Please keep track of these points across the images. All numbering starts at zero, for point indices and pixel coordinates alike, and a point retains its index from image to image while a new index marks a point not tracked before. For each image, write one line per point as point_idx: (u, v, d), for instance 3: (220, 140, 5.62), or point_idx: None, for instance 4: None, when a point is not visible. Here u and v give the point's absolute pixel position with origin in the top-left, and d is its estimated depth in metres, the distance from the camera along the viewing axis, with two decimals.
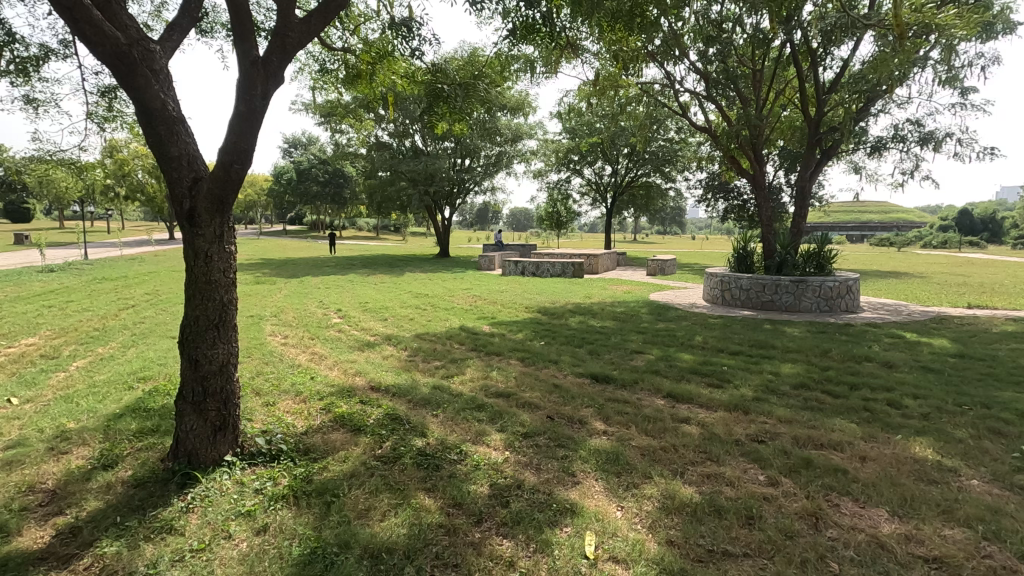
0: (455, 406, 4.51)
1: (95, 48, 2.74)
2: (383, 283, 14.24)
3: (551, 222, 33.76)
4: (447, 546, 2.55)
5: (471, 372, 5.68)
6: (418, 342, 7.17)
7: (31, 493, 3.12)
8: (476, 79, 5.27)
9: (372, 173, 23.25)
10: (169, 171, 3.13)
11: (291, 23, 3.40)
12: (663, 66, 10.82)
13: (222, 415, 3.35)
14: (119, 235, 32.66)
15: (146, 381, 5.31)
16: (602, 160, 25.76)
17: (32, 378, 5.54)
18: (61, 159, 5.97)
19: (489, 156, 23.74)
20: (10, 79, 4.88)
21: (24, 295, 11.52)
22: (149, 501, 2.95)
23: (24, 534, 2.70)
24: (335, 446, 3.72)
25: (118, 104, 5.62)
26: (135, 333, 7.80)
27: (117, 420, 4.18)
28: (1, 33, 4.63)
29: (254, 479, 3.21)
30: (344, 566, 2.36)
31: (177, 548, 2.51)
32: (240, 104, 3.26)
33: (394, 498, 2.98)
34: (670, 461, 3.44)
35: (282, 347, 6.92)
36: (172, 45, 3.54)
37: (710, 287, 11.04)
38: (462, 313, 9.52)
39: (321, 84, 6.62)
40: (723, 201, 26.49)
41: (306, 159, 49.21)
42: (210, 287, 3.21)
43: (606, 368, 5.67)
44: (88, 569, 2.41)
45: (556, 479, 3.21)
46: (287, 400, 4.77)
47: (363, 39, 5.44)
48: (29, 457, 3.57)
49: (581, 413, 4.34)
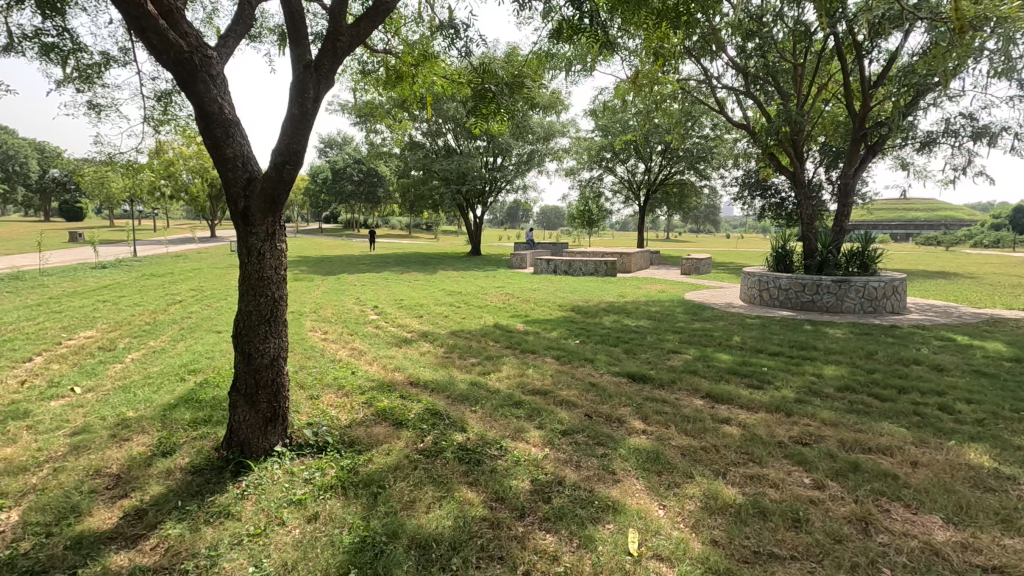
0: (493, 403, 4.57)
1: (161, 55, 2.88)
2: (417, 280, 14.45)
3: (583, 221, 33.62)
4: (492, 538, 2.60)
5: (507, 369, 5.74)
6: (454, 338, 7.28)
7: (98, 476, 3.30)
8: (519, 79, 5.30)
9: (405, 172, 23.60)
10: (224, 173, 3.27)
11: (341, 27, 3.49)
12: (701, 62, 10.67)
13: (273, 407, 3.48)
14: (165, 236, 34.03)
15: (197, 374, 5.54)
16: (635, 158, 25.53)
17: (92, 368, 5.85)
18: (118, 161, 6.27)
19: (521, 154, 23.80)
20: (75, 86, 5.15)
21: (80, 291, 12.12)
22: (207, 487, 3.10)
23: (95, 514, 2.87)
24: (379, 439, 3.83)
25: (173, 108, 5.89)
26: (183, 328, 8.13)
27: (172, 409, 4.38)
28: (67, 42, 4.89)
29: (303, 469, 3.32)
30: (393, 555, 2.43)
31: (235, 533, 2.64)
32: (293, 107, 3.37)
33: (438, 490, 3.05)
34: (711, 461, 3.41)
35: (323, 342, 7.11)
36: (228, 50, 3.68)
37: (748, 287, 10.84)
38: (496, 311, 9.59)
39: (362, 85, 6.76)
40: (759, 199, 25.91)
41: (342, 159, 50.29)
42: (262, 283, 3.34)
43: (643, 368, 5.64)
44: (155, 549, 2.55)
45: (596, 476, 3.23)
46: (330, 393, 4.90)
47: (405, 40, 5.54)
48: (94, 443, 3.78)
49: (619, 412, 4.34)
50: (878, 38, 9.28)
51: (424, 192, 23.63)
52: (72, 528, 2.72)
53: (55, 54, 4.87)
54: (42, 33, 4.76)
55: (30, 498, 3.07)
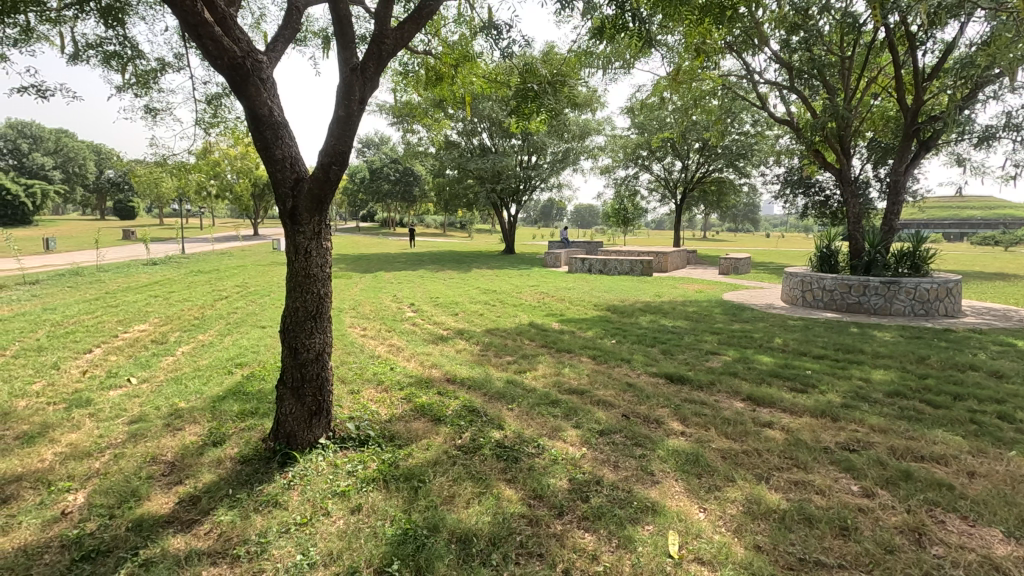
0: (530, 401, 4.59)
1: (216, 61, 3.00)
2: (453, 279, 14.62)
3: (617, 219, 33.39)
4: (531, 535, 2.62)
5: (543, 368, 5.75)
6: (489, 337, 7.34)
7: (155, 463, 3.47)
8: (560, 78, 5.29)
9: (441, 172, 23.91)
10: (274, 173, 3.38)
11: (386, 31, 3.56)
12: (742, 57, 10.38)
13: (318, 401, 3.59)
14: (212, 233, 35.44)
15: (244, 367, 5.75)
16: (672, 155, 25.19)
17: (146, 360, 6.14)
18: (170, 163, 6.54)
19: (556, 153, 23.72)
20: (133, 91, 5.40)
21: (133, 286, 12.72)
22: (256, 476, 3.22)
23: (153, 499, 3.02)
24: (417, 434, 3.90)
25: (223, 110, 6.12)
26: (230, 322, 8.45)
27: (222, 401, 4.56)
28: (126, 49, 5.12)
29: (346, 462, 3.42)
30: (434, 549, 2.47)
31: (283, 521, 2.73)
32: (339, 109, 3.46)
33: (477, 486, 3.09)
34: (752, 465, 3.34)
35: (363, 338, 7.29)
36: (277, 55, 3.81)
37: (790, 287, 10.56)
38: (531, 310, 9.62)
39: (402, 86, 6.87)
40: (802, 197, 25.19)
41: (379, 159, 51.26)
42: (309, 281, 3.44)
43: (681, 369, 5.55)
44: (208, 534, 2.67)
45: (635, 477, 3.21)
46: (369, 388, 5.01)
47: (445, 41, 5.60)
48: (151, 431, 3.98)
49: (657, 413, 4.30)
50: (933, 28, 8.85)
51: (459, 191, 23.82)
52: (132, 512, 2.87)
53: (116, 61, 5.14)
54: (105, 42, 5.02)
55: (94, 481, 3.26)
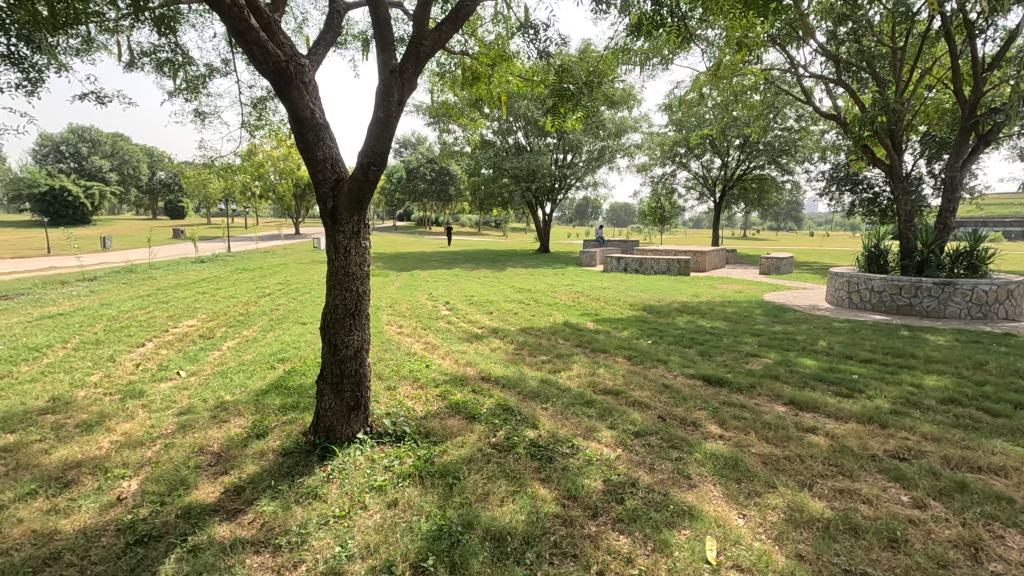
0: (564, 401, 4.57)
1: (261, 66, 3.10)
2: (488, 277, 14.70)
3: (654, 218, 32.94)
4: (566, 535, 2.61)
5: (577, 367, 5.71)
6: (523, 335, 7.35)
7: (202, 454, 3.61)
8: (596, 76, 5.24)
9: (476, 171, 24.09)
10: (315, 173, 3.47)
11: (424, 32, 3.60)
12: (786, 50, 10.06)
13: (356, 397, 3.66)
14: (256, 233, 36.71)
15: (285, 362, 5.92)
16: (711, 152, 24.68)
17: (195, 354, 6.40)
18: (217, 164, 6.79)
19: (591, 151, 23.54)
20: (184, 96, 5.63)
21: (183, 283, 13.28)
22: (297, 468, 3.32)
23: (200, 488, 3.15)
24: (452, 431, 3.94)
25: (268, 113, 6.31)
26: (273, 319, 8.72)
27: (265, 395, 4.71)
28: (178, 56, 5.34)
29: (383, 457, 3.48)
30: (468, 546, 2.49)
31: (323, 513, 2.80)
32: (378, 110, 3.52)
33: (511, 485, 3.10)
34: (795, 471, 3.24)
35: (399, 335, 7.41)
36: (318, 58, 3.90)
37: (835, 288, 10.19)
38: (566, 309, 9.58)
39: (438, 86, 6.93)
40: (848, 194, 24.27)
41: (415, 159, 52.02)
42: (348, 279, 3.52)
43: (720, 371, 5.43)
44: (252, 523, 2.76)
45: (671, 480, 3.15)
46: (405, 385, 5.09)
47: (482, 41, 5.62)
48: (198, 422, 4.14)
49: (695, 415, 4.22)
50: (994, 15, 8.37)
51: (494, 190, 23.92)
52: (181, 499, 3.00)
53: (169, 68, 5.36)
54: (158, 49, 5.25)
55: (146, 469, 3.42)
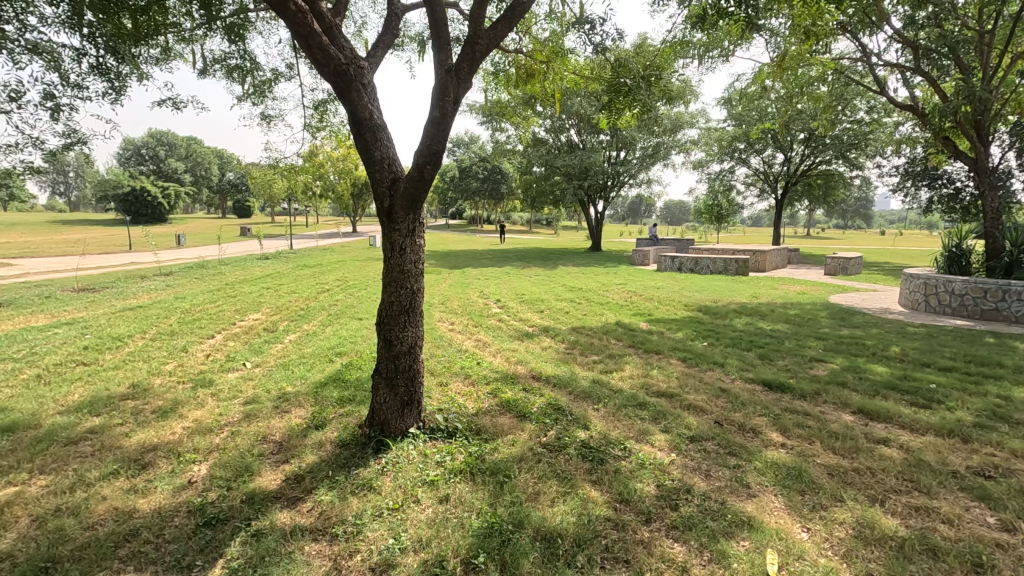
0: (616, 402, 4.50)
1: (323, 69, 3.19)
2: (539, 276, 14.71)
3: (710, 216, 31.99)
4: (617, 540, 2.56)
5: (630, 369, 5.61)
6: (575, 334, 7.28)
7: (266, 442, 3.78)
8: (654, 70, 5.09)
9: (528, 169, 24.14)
10: (373, 173, 3.55)
11: (480, 32, 3.61)
12: (858, 38, 9.48)
13: (409, 391, 3.73)
14: (317, 231, 38.19)
15: (343, 356, 6.12)
16: (772, 147, 23.71)
17: (259, 347, 6.72)
18: (282, 165, 7.08)
19: (645, 148, 23.05)
20: (252, 100, 5.90)
21: (249, 278, 13.97)
22: (353, 460, 3.42)
23: (263, 475, 3.30)
24: (503, 429, 3.95)
25: (329, 115, 6.52)
26: (331, 314, 9.04)
27: (323, 387, 4.88)
28: (247, 62, 5.61)
29: (435, 452, 3.53)
30: (519, 545, 2.48)
31: (377, 505, 2.87)
32: (434, 110, 3.56)
33: (562, 485, 3.07)
34: (865, 486, 3.05)
35: (451, 332, 7.52)
36: (377, 60, 3.99)
37: (910, 290, 9.57)
38: (618, 308, 9.44)
39: (492, 85, 6.96)
40: (926, 190, 22.73)
41: (468, 158, 52.72)
42: (403, 276, 3.58)
43: (781, 376, 5.19)
44: (311, 511, 2.87)
45: (729, 488, 3.04)
46: (457, 381, 5.15)
47: (537, 39, 5.64)
48: (262, 412, 4.35)
49: (754, 421, 4.05)
50: None
51: (545, 188, 23.84)
52: (246, 485, 3.14)
53: (237, 73, 5.64)
54: (228, 56, 5.53)
55: (214, 455, 3.61)
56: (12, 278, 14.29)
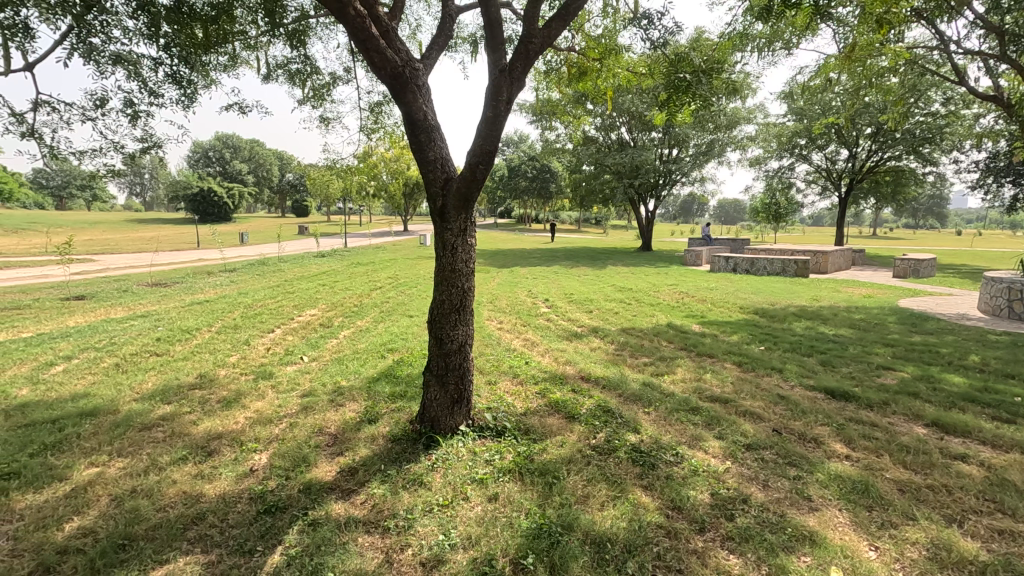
0: (668, 406, 4.39)
1: (380, 72, 3.27)
2: (587, 275, 14.58)
3: (768, 215, 30.83)
4: (670, 548, 2.50)
5: (682, 372, 5.46)
6: (625, 336, 7.17)
7: (321, 434, 3.91)
8: (714, 64, 4.91)
9: (578, 167, 23.98)
10: (426, 173, 3.61)
11: (534, 31, 3.60)
12: (934, 25, 8.87)
13: (460, 389, 3.76)
14: (370, 230, 39.27)
15: (394, 353, 6.26)
16: (836, 143, 22.60)
17: (315, 342, 6.96)
18: (338, 166, 7.31)
19: (699, 145, 22.44)
20: (311, 104, 6.11)
21: (306, 275, 14.52)
22: (404, 455, 3.48)
23: (319, 466, 3.41)
24: (552, 430, 3.93)
25: (383, 117, 6.67)
26: (383, 311, 9.26)
27: (375, 382, 5.01)
28: (307, 67, 5.81)
29: (484, 450, 3.55)
30: (568, 548, 2.46)
31: (427, 501, 2.91)
32: (487, 110, 3.58)
33: (612, 489, 3.02)
34: (940, 504, 2.85)
35: (500, 331, 7.56)
36: (431, 62, 4.05)
37: (990, 295, 8.90)
38: (669, 310, 9.22)
39: (544, 83, 6.94)
40: (1010, 187, 21.07)
41: (517, 157, 52.86)
42: (454, 276, 3.62)
43: (845, 383, 4.92)
44: (364, 503, 2.94)
45: (788, 500, 2.91)
46: (506, 380, 5.17)
47: (590, 36, 5.57)
48: (318, 405, 4.50)
49: (816, 431, 3.86)
50: None
51: (595, 186, 23.57)
52: (304, 475, 3.26)
53: (298, 78, 5.85)
54: (290, 62, 5.74)
55: (274, 445, 3.76)
56: (95, 273, 15.36)
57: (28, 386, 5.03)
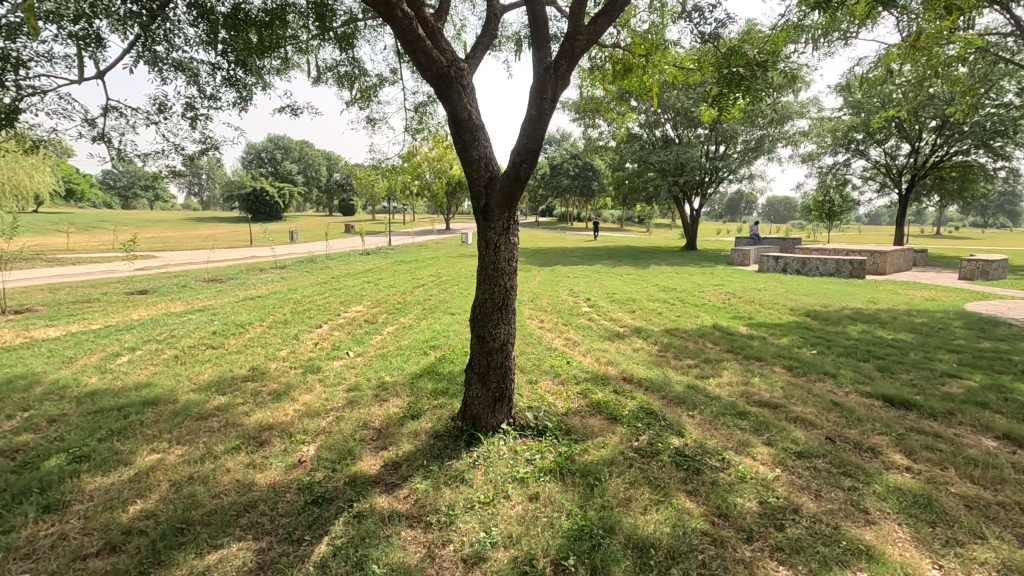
0: (713, 410, 4.27)
1: (427, 72, 3.31)
2: (631, 275, 14.37)
3: (820, 213, 29.64)
4: (715, 556, 2.43)
5: (729, 375, 5.31)
6: (668, 337, 7.03)
7: (366, 428, 4.00)
8: (768, 56, 4.72)
9: (621, 165, 23.67)
10: (470, 172, 3.63)
11: (579, 28, 3.57)
12: (1010, 9, 8.28)
13: (501, 388, 3.77)
14: (414, 228, 39.87)
15: (436, 349, 6.34)
16: (897, 137, 21.48)
17: (360, 337, 7.13)
18: (384, 166, 7.45)
19: (748, 141, 21.75)
20: (359, 105, 6.25)
21: (353, 273, 14.88)
22: (446, 451, 3.52)
23: (363, 459, 3.48)
24: (593, 431, 3.89)
25: (428, 117, 6.76)
26: (426, 308, 9.40)
27: (418, 378, 5.10)
28: (355, 69, 5.95)
29: (525, 449, 3.55)
30: (610, 551, 2.43)
31: (469, 498, 2.94)
32: (531, 108, 3.57)
33: (655, 493, 2.97)
34: (1012, 523, 2.66)
35: (541, 329, 7.56)
36: (476, 61, 4.07)
37: None
38: (715, 310, 8.98)
39: (588, 81, 6.86)
40: None
41: (559, 155, 52.65)
42: (497, 275, 3.63)
43: (904, 391, 4.67)
44: (407, 497, 2.99)
45: (843, 512, 2.78)
46: (547, 379, 5.16)
47: (636, 32, 5.47)
48: (363, 399, 4.60)
49: (873, 440, 3.68)
50: None
51: (638, 184, 23.19)
52: (349, 468, 3.34)
53: (347, 80, 6.00)
54: (339, 64, 5.89)
55: (321, 437, 3.87)
56: (157, 269, 16.23)
57: (97, 375, 5.36)
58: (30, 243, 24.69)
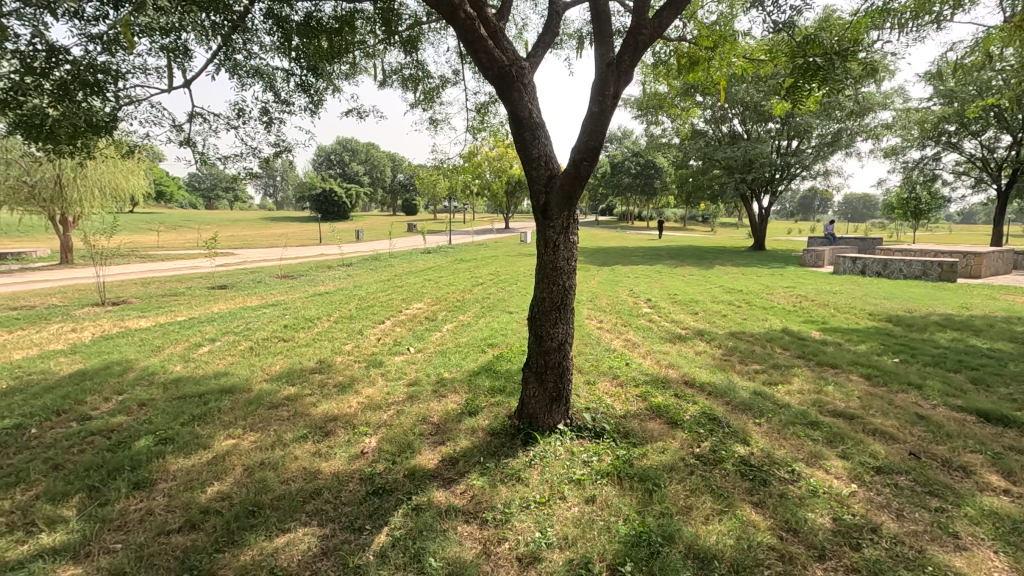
0: (782, 418, 4.06)
1: (488, 72, 3.33)
2: (694, 275, 13.91)
3: (905, 212, 27.59)
4: (783, 573, 2.30)
5: (800, 382, 5.03)
6: (733, 340, 6.75)
7: (425, 423, 4.08)
8: (850, 44, 4.43)
9: (685, 163, 23.00)
10: (530, 171, 3.63)
11: (644, 21, 3.48)
12: None
13: (558, 388, 3.74)
14: (474, 228, 40.39)
15: (494, 348, 6.38)
16: (995, 128, 19.66)
17: (420, 334, 7.29)
18: (446, 166, 7.57)
19: (824, 135, 20.56)
20: (423, 106, 6.38)
21: (414, 270, 15.25)
22: (503, 449, 3.54)
23: (422, 453, 3.55)
24: (653, 435, 3.79)
25: (489, 116, 6.81)
26: (485, 306, 9.48)
27: (476, 376, 5.15)
28: (419, 71, 6.08)
29: (582, 451, 3.51)
30: (669, 560, 2.36)
31: (524, 497, 2.93)
32: (593, 104, 3.51)
33: (717, 503, 2.85)
34: None
35: (599, 330, 7.45)
36: (537, 60, 4.06)
37: None
38: (785, 314, 8.54)
39: (651, 77, 6.70)
40: None
41: (621, 153, 51.80)
42: (556, 273, 3.60)
43: (1002, 406, 4.25)
44: (463, 493, 3.02)
45: (929, 534, 2.57)
46: (605, 381, 5.08)
47: (703, 24, 5.29)
48: (422, 394, 4.70)
49: (964, 458, 3.38)
50: None
51: (703, 182, 22.43)
52: (408, 462, 3.41)
53: (411, 82, 6.14)
54: (404, 67, 6.04)
55: (382, 430, 3.99)
56: (235, 266, 17.24)
57: (181, 364, 5.77)
58: (126, 241, 26.91)
